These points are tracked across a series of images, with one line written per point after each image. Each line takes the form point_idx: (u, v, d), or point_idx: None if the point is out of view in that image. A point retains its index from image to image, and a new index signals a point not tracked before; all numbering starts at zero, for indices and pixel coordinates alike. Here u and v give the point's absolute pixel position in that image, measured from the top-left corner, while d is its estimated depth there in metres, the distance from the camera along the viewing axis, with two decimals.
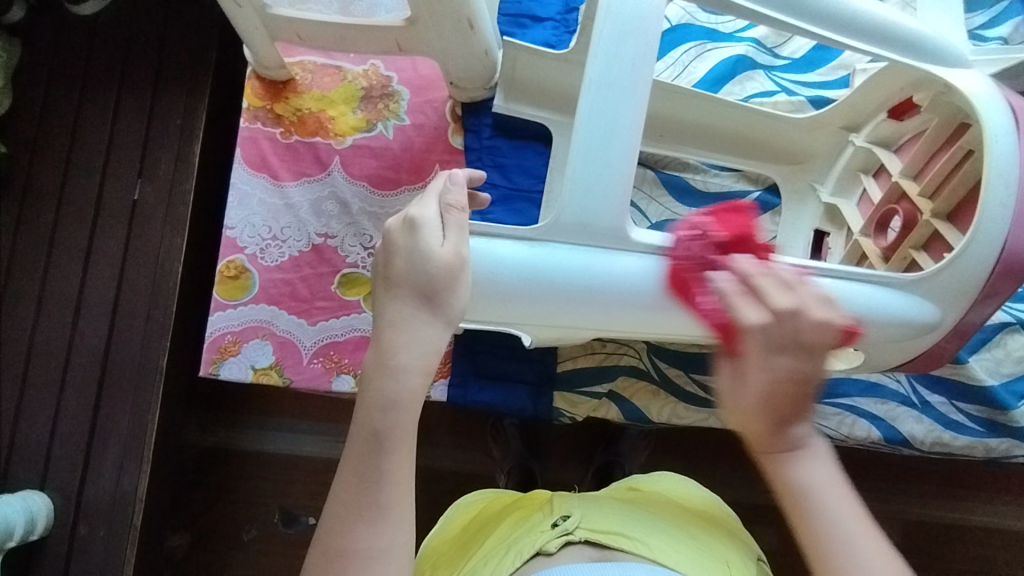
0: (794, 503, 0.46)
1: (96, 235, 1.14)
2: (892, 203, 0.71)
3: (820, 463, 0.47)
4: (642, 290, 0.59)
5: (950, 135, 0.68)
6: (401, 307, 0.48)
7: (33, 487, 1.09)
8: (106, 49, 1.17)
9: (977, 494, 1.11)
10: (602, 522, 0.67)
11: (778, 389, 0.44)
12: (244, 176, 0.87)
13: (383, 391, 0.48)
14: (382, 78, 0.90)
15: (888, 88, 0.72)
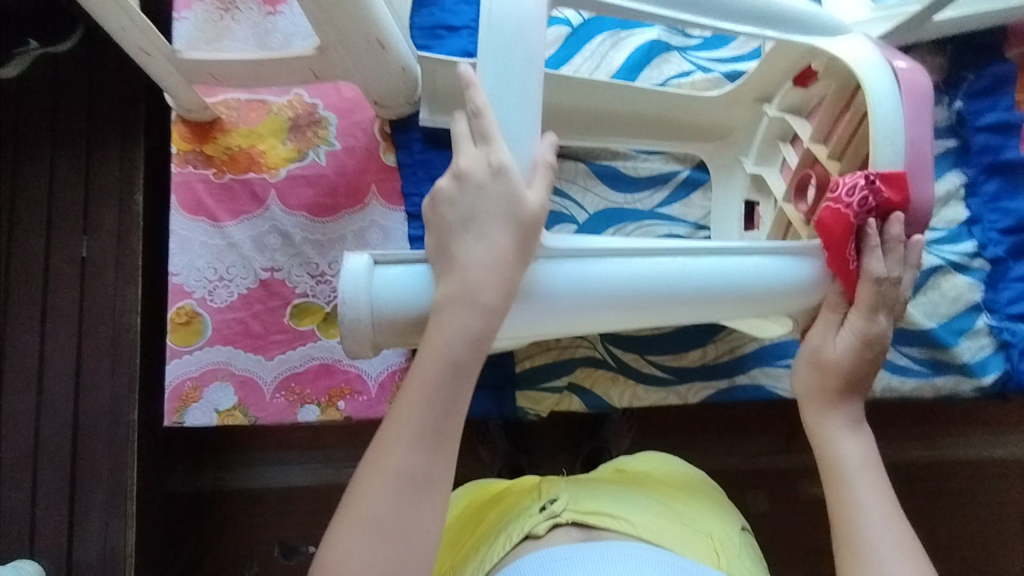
0: (837, 469, 0.65)
1: (50, 298, 1.13)
2: (808, 168, 0.74)
3: (855, 445, 0.66)
4: (568, 295, 0.60)
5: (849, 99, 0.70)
6: (484, 246, 0.56)
7: (21, 558, 1.08)
8: (32, 110, 1.16)
9: (946, 429, 1.15)
10: (589, 503, 0.68)
11: (867, 351, 0.65)
12: (182, 221, 0.87)
13: (457, 334, 0.56)
14: (307, 106, 0.91)
15: (788, 59, 0.74)
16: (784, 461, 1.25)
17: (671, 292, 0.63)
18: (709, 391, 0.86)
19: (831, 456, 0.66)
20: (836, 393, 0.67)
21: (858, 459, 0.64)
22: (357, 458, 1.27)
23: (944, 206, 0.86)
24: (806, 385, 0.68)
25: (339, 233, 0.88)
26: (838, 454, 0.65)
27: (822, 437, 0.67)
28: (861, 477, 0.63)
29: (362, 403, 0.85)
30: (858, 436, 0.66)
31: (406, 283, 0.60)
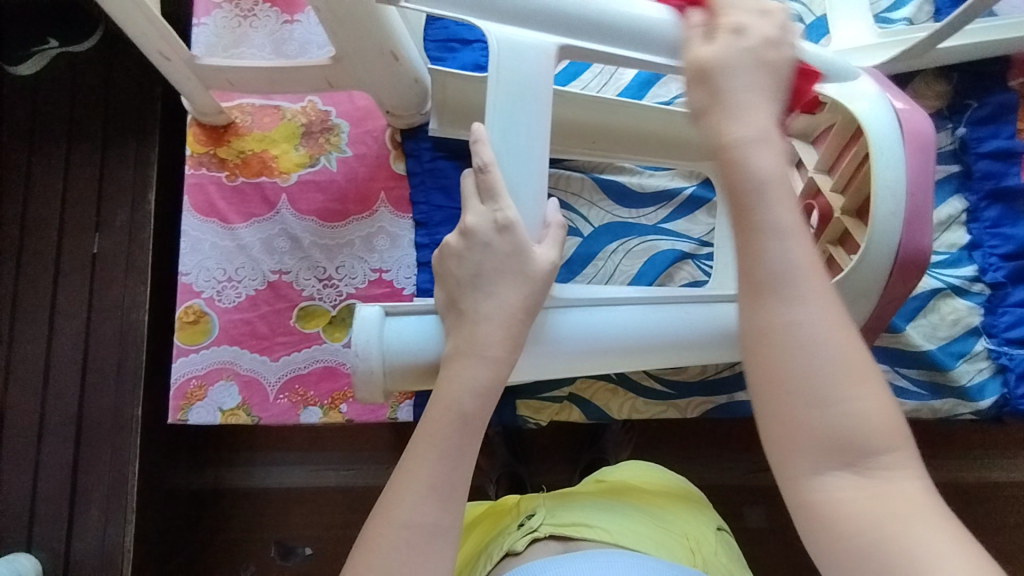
0: (744, 178, 0.46)
1: (59, 292, 1.14)
2: (811, 198, 0.76)
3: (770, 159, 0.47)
4: (566, 341, 0.62)
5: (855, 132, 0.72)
6: (494, 303, 0.57)
7: (20, 550, 1.09)
8: (50, 108, 1.18)
9: (948, 452, 1.15)
10: (565, 514, 0.69)
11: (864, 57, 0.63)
12: (194, 222, 0.88)
13: (469, 385, 0.55)
14: (320, 113, 0.93)
15: None
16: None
17: (668, 341, 0.65)
18: (708, 405, 0.87)
19: (739, 175, 0.47)
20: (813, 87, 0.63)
21: (771, 169, 0.47)
22: (357, 461, 1.28)
23: (946, 230, 0.87)
24: (699, 96, 0.50)
25: (348, 238, 0.89)
26: (745, 164, 0.47)
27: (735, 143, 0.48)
28: (774, 192, 0.46)
29: (364, 406, 0.86)
30: (758, 91, 0.50)
31: (412, 333, 0.62)
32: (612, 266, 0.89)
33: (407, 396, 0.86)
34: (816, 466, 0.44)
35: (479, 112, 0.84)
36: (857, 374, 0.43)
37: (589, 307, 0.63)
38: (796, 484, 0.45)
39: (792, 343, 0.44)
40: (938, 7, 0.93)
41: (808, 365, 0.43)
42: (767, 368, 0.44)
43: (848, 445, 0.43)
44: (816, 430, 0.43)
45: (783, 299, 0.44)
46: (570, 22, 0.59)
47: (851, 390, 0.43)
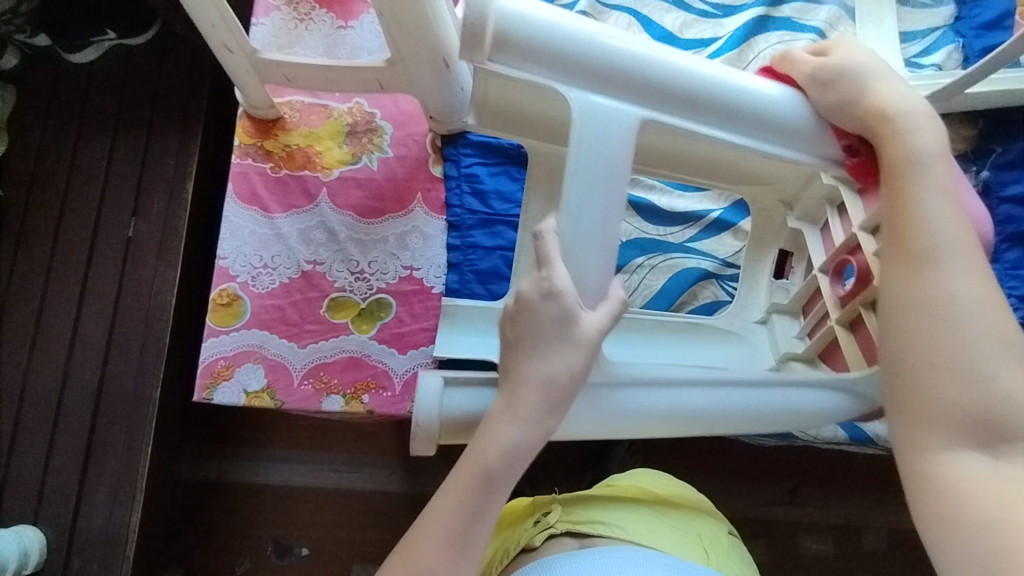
0: (902, 163, 0.60)
1: (91, 272, 1.17)
2: (849, 252, 0.75)
3: (937, 165, 0.59)
4: (617, 415, 0.66)
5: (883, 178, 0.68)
6: (544, 366, 0.59)
7: (24, 523, 1.10)
8: (101, 96, 1.23)
9: None
10: (581, 513, 0.70)
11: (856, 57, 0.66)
12: (236, 209, 0.91)
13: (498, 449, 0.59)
14: (366, 114, 0.97)
15: None
16: (784, 513, 1.25)
17: (709, 416, 0.68)
18: None
19: (902, 166, 0.60)
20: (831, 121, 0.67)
21: (934, 150, 0.60)
22: (362, 463, 1.29)
23: None
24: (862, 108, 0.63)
25: (382, 235, 0.92)
26: (905, 139, 0.60)
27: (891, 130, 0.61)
28: (924, 175, 0.59)
29: (385, 398, 0.87)
30: (923, 122, 0.61)
31: (469, 400, 0.65)
32: (638, 280, 0.91)
33: None
34: (953, 436, 0.53)
35: None
36: (1004, 351, 0.53)
37: (648, 386, 0.67)
38: (927, 467, 0.54)
39: (941, 306, 0.55)
40: (967, 56, 0.96)
41: (950, 335, 0.54)
42: (906, 327, 0.56)
43: (991, 419, 0.53)
44: (960, 400, 0.53)
45: (935, 265, 0.56)
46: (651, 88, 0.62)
47: (1000, 365, 0.53)
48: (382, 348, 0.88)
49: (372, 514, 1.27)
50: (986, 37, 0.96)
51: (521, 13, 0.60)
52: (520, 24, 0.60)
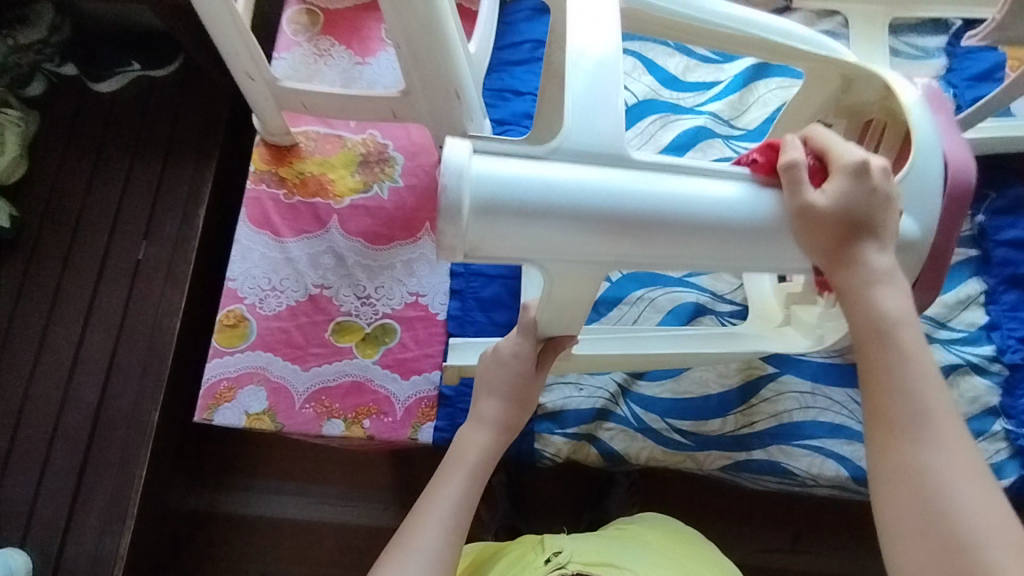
0: (874, 330, 0.57)
1: (99, 294, 1.19)
2: None
3: (896, 295, 0.57)
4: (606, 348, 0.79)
5: (861, 131, 0.81)
6: (495, 408, 0.72)
7: (11, 546, 1.07)
8: (121, 123, 1.27)
9: None
10: (593, 554, 0.69)
11: (860, 189, 0.55)
12: (247, 232, 0.93)
13: (446, 512, 0.67)
14: (379, 145, 1.00)
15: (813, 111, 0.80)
16: (788, 561, 1.22)
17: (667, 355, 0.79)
18: (725, 461, 0.86)
19: (865, 318, 0.57)
20: (858, 251, 0.56)
21: (901, 313, 0.56)
22: (356, 497, 1.26)
23: (964, 309, 0.89)
24: (819, 242, 0.55)
25: (390, 262, 0.94)
26: (870, 303, 0.57)
27: (864, 285, 0.57)
28: (901, 338, 0.56)
29: (386, 424, 0.87)
30: (893, 283, 0.57)
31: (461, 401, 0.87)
32: (637, 312, 0.92)
33: (428, 418, 0.87)
34: None
35: None
36: (990, 523, 0.52)
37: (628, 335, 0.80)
38: None
39: (914, 478, 0.54)
40: (959, 104, 1.00)
41: (920, 500, 0.53)
42: (893, 499, 0.54)
43: None
44: (934, 562, 0.52)
45: (917, 438, 0.54)
46: (679, 236, 0.53)
47: (990, 539, 0.51)
48: (385, 372, 0.89)
49: (362, 550, 1.23)
50: (975, 89, 1.00)
51: (502, 180, 0.49)
52: (499, 199, 0.49)
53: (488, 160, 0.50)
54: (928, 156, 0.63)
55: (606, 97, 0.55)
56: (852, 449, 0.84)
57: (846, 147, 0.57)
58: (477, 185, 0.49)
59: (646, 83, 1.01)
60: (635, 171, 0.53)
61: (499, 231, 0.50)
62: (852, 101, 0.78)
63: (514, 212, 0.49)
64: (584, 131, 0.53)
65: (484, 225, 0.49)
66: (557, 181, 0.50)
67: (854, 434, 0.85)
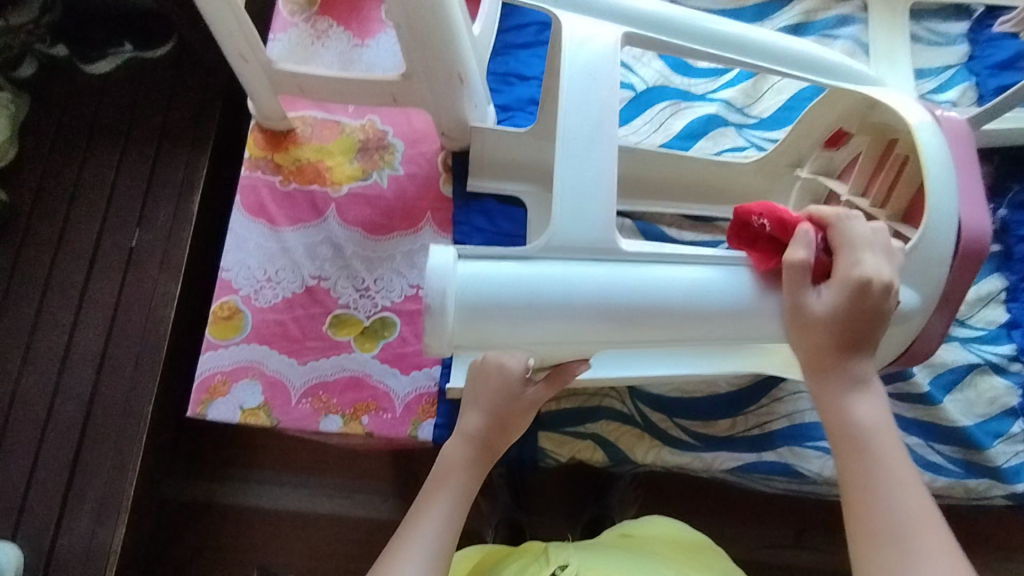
0: (853, 442, 0.59)
1: (91, 283, 1.16)
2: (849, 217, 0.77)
3: (871, 403, 0.60)
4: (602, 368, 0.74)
5: (882, 156, 0.75)
6: (468, 419, 0.69)
7: (2, 539, 1.05)
8: (113, 107, 1.23)
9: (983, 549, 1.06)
10: (598, 569, 0.68)
11: (856, 307, 0.58)
12: (242, 221, 0.90)
13: (429, 537, 0.64)
14: (378, 131, 0.96)
15: (819, 123, 0.79)
16: (796, 559, 1.19)
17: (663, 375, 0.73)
18: (734, 462, 0.83)
19: (840, 425, 0.59)
20: (844, 355, 0.60)
21: (872, 423, 0.59)
22: (354, 490, 1.24)
23: (984, 307, 0.86)
24: (809, 339, 0.59)
25: (389, 253, 0.91)
26: (847, 412, 0.59)
27: (842, 392, 0.60)
28: (880, 456, 0.58)
29: (385, 421, 0.84)
30: (867, 390, 0.60)
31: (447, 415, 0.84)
32: None
33: (429, 414, 0.84)
34: None
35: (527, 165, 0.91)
36: None
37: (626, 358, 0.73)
38: None
39: None
40: (981, 94, 0.96)
41: None
42: None
43: None
44: None
45: (899, 551, 0.54)
46: (676, 316, 0.60)
47: None
48: (384, 367, 0.86)
49: (359, 545, 1.21)
50: (999, 76, 0.96)
51: (489, 280, 0.58)
52: (484, 304, 0.58)
53: (471, 262, 0.58)
54: (936, 211, 0.62)
55: (597, 177, 0.59)
56: None
57: (846, 252, 0.59)
58: (462, 292, 0.58)
59: (656, 68, 0.97)
60: (627, 260, 0.59)
61: (485, 330, 0.59)
62: (877, 118, 0.74)
63: (497, 317, 0.58)
64: (572, 219, 0.58)
65: (467, 324, 0.59)
66: (538, 288, 0.58)
67: None
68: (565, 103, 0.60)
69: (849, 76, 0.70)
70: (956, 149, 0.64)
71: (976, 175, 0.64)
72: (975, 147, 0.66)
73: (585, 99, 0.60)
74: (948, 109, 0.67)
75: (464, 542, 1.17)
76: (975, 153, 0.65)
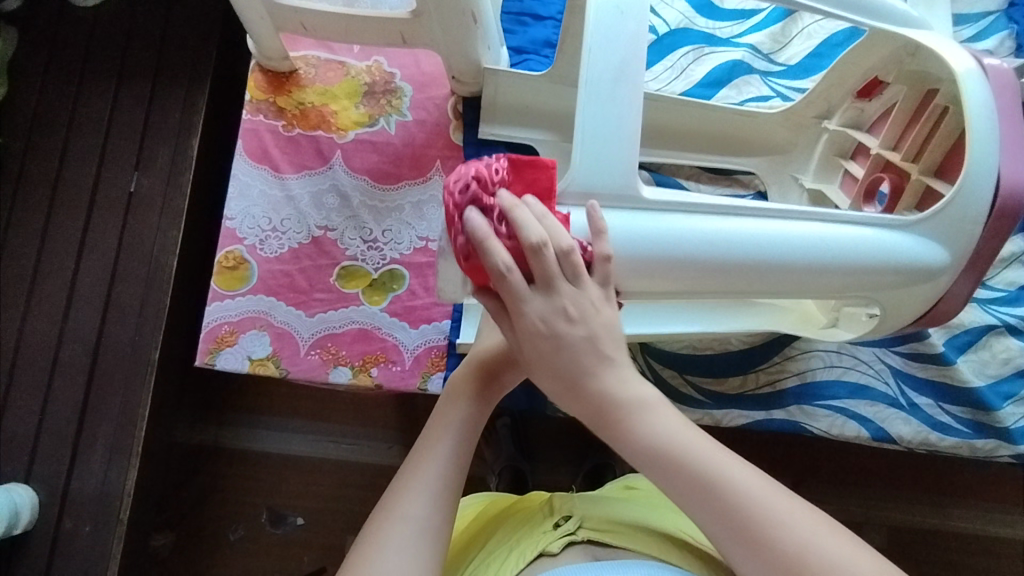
0: (653, 461, 0.49)
1: (90, 228, 1.13)
2: (879, 172, 0.73)
3: (660, 415, 0.51)
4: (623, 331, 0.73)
5: (919, 107, 0.71)
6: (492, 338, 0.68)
7: (17, 481, 1.07)
8: (104, 42, 1.17)
9: (979, 503, 1.08)
10: (603, 522, 0.68)
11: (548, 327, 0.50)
12: (245, 167, 0.87)
13: (434, 475, 0.58)
14: (384, 74, 0.92)
15: (851, 75, 0.76)
16: None
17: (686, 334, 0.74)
18: (743, 420, 0.82)
19: (647, 450, 0.50)
20: (599, 394, 0.51)
21: (666, 437, 0.50)
22: (361, 436, 1.25)
23: (1005, 268, 0.84)
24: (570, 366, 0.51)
25: (398, 203, 0.88)
26: (628, 435, 0.50)
27: (625, 414, 0.51)
28: (686, 456, 0.49)
29: (394, 373, 0.84)
30: (662, 408, 0.51)
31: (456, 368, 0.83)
32: None
33: (438, 367, 0.84)
34: None
35: (540, 113, 0.87)
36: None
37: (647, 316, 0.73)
38: None
39: None
40: (1020, 43, 0.91)
41: None
42: None
43: None
44: None
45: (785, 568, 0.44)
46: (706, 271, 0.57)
47: None
48: (393, 320, 0.85)
49: (366, 490, 1.23)
50: None
51: None
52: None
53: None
54: (979, 168, 0.59)
55: (620, 127, 0.55)
56: (875, 410, 0.82)
57: (563, 259, 0.49)
58: None
59: (679, 9, 0.91)
60: (651, 213, 0.56)
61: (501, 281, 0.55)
62: (917, 66, 0.70)
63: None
64: (594, 169, 0.54)
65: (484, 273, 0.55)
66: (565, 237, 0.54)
67: (878, 395, 0.82)
68: (587, 47, 0.55)
69: (889, 18, 0.65)
70: (1000, 102, 0.61)
71: (1021, 130, 0.61)
72: (1021, 99, 0.62)
73: (613, 43, 0.55)
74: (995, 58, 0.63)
75: (469, 489, 1.19)
76: (1020, 106, 0.62)
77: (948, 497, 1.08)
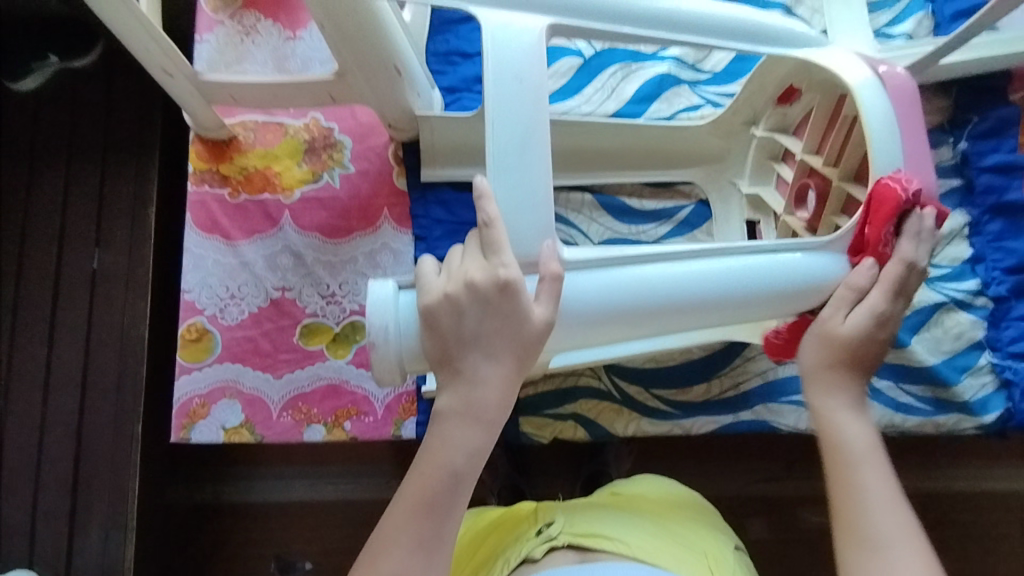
0: (843, 453, 0.62)
1: (60, 308, 1.14)
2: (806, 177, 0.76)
3: (859, 425, 0.64)
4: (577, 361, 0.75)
5: (833, 113, 0.72)
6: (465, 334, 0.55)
7: (20, 568, 1.08)
8: (49, 125, 1.18)
9: (968, 465, 1.09)
10: (584, 524, 0.69)
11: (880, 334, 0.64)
12: (196, 240, 0.88)
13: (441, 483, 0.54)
14: (323, 129, 0.93)
15: (766, 86, 0.77)
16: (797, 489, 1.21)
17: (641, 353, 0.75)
18: (713, 426, 0.84)
19: (833, 435, 0.64)
20: (838, 386, 0.65)
21: (860, 442, 0.62)
22: (357, 474, 1.25)
23: (948, 244, 0.86)
24: (829, 369, 0.65)
25: (351, 255, 0.89)
26: (835, 426, 0.63)
27: (828, 412, 0.64)
28: (864, 462, 0.62)
29: (367, 424, 0.85)
30: (857, 414, 0.64)
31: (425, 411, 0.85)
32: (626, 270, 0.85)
33: (410, 413, 0.85)
34: None
35: (478, 150, 0.88)
36: None
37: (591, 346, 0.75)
38: None
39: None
40: (938, 22, 0.93)
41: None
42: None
43: None
44: None
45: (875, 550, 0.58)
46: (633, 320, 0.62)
47: None
48: (360, 372, 0.86)
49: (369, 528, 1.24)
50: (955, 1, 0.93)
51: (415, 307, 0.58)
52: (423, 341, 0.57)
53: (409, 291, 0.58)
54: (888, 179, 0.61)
55: (533, 188, 0.56)
56: None
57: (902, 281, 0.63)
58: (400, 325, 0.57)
59: None
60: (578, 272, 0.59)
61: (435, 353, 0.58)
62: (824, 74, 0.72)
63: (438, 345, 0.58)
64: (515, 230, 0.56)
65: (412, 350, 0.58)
66: None
67: None
68: (491, 116, 0.56)
69: (784, 39, 0.67)
70: (899, 111, 0.63)
71: (921, 134, 0.64)
72: (920, 102, 0.64)
73: (513, 110, 0.57)
74: (887, 64, 0.65)
75: None
76: (919, 109, 0.64)
77: (938, 462, 1.09)
